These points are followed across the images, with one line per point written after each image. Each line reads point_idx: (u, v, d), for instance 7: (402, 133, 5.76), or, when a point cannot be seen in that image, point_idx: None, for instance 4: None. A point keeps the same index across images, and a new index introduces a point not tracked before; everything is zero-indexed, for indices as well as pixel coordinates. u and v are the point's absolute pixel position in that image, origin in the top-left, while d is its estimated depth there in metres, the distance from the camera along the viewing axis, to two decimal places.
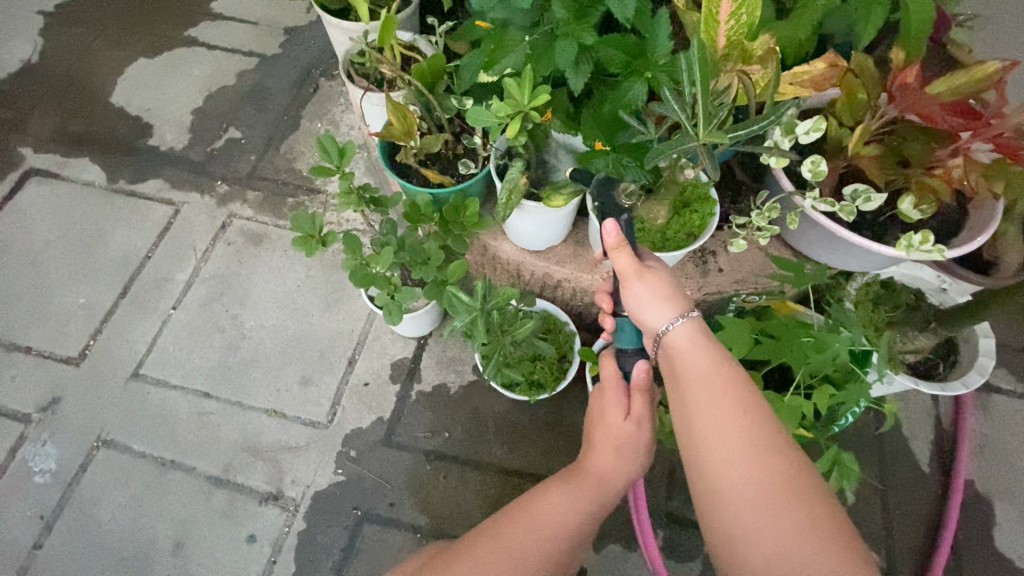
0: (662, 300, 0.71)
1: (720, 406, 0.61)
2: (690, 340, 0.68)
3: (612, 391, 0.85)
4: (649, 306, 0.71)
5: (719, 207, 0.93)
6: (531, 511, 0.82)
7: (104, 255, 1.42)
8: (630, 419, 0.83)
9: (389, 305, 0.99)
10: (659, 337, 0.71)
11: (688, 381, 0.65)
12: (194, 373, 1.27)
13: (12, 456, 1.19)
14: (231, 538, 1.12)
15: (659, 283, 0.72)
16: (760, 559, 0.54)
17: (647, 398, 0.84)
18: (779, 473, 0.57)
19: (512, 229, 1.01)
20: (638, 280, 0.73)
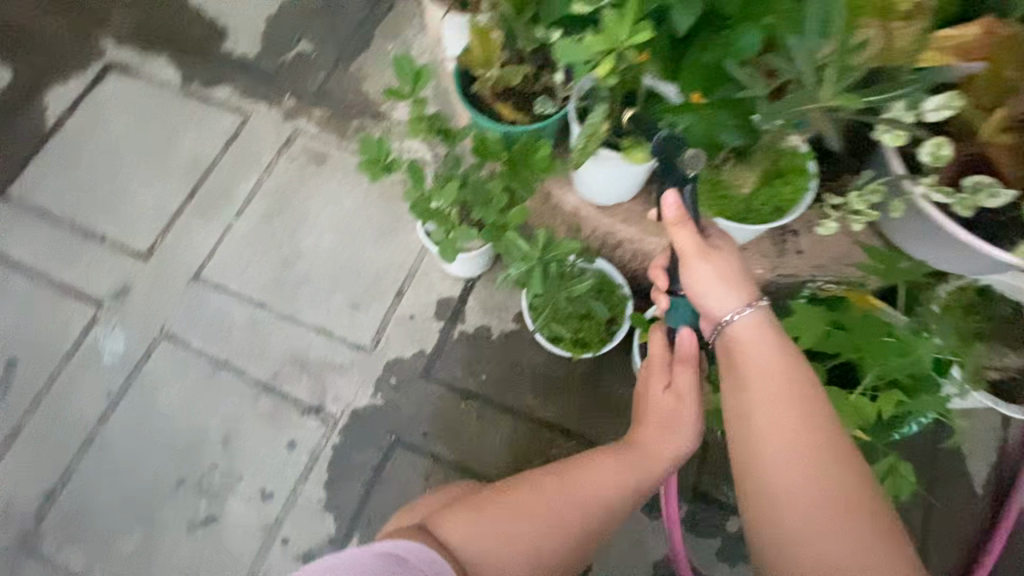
0: (727, 286, 0.67)
1: (785, 411, 0.59)
2: (757, 332, 0.64)
3: (658, 366, 0.86)
4: (712, 294, 0.67)
5: (814, 183, 0.85)
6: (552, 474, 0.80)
7: (175, 157, 1.45)
8: (675, 393, 0.82)
9: (443, 242, 0.99)
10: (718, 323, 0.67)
11: (750, 379, 0.62)
12: (250, 283, 1.32)
13: (84, 335, 1.28)
14: (275, 441, 1.18)
15: (725, 266, 0.68)
16: (817, 571, 0.54)
17: (693, 376, 0.82)
18: (843, 486, 0.56)
19: (582, 178, 0.96)
20: (700, 262, 0.68)
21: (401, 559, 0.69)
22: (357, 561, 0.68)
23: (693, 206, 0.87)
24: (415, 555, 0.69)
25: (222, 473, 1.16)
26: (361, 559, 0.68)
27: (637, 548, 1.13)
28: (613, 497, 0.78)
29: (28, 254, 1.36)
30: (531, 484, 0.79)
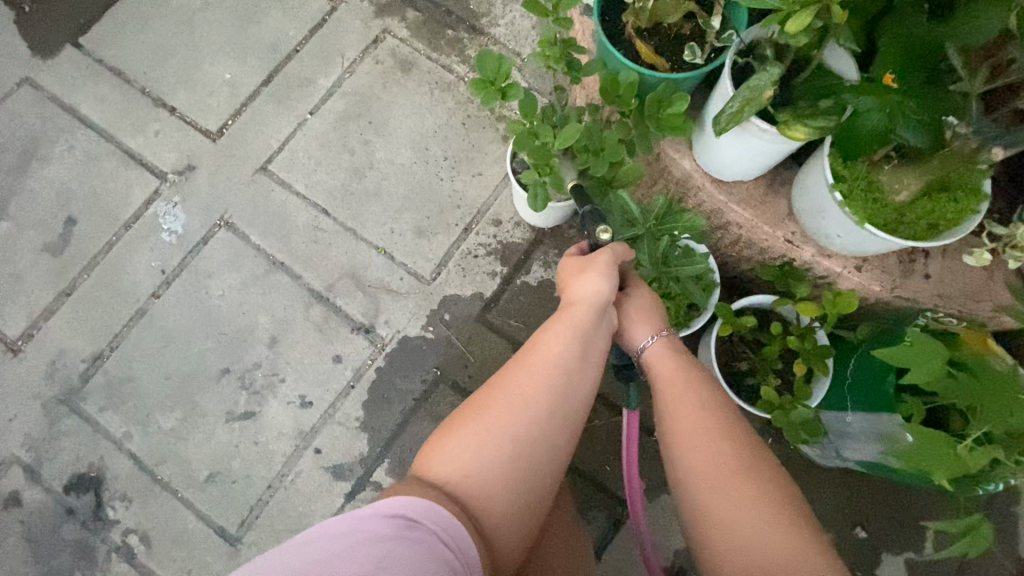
0: (643, 319, 0.81)
1: (686, 403, 0.73)
2: (662, 352, 0.79)
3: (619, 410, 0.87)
4: (630, 325, 0.81)
5: (986, 206, 0.73)
6: (502, 384, 0.71)
7: (256, 35, 1.35)
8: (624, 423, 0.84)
9: (536, 188, 0.91)
10: (600, 316, 0.77)
11: (663, 387, 0.76)
12: (317, 186, 1.26)
13: (145, 207, 1.24)
14: (320, 352, 1.16)
15: (642, 304, 0.82)
16: (731, 544, 0.63)
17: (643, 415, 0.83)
18: (737, 461, 0.67)
19: (711, 148, 0.85)
20: (625, 303, 0.83)
21: (411, 520, 0.62)
22: (364, 524, 0.61)
23: (842, 206, 0.76)
24: (426, 516, 0.62)
25: (265, 372, 1.15)
26: (367, 522, 0.61)
27: (661, 534, 1.11)
28: (567, 396, 0.72)
29: (97, 110, 1.30)
30: (491, 399, 0.70)
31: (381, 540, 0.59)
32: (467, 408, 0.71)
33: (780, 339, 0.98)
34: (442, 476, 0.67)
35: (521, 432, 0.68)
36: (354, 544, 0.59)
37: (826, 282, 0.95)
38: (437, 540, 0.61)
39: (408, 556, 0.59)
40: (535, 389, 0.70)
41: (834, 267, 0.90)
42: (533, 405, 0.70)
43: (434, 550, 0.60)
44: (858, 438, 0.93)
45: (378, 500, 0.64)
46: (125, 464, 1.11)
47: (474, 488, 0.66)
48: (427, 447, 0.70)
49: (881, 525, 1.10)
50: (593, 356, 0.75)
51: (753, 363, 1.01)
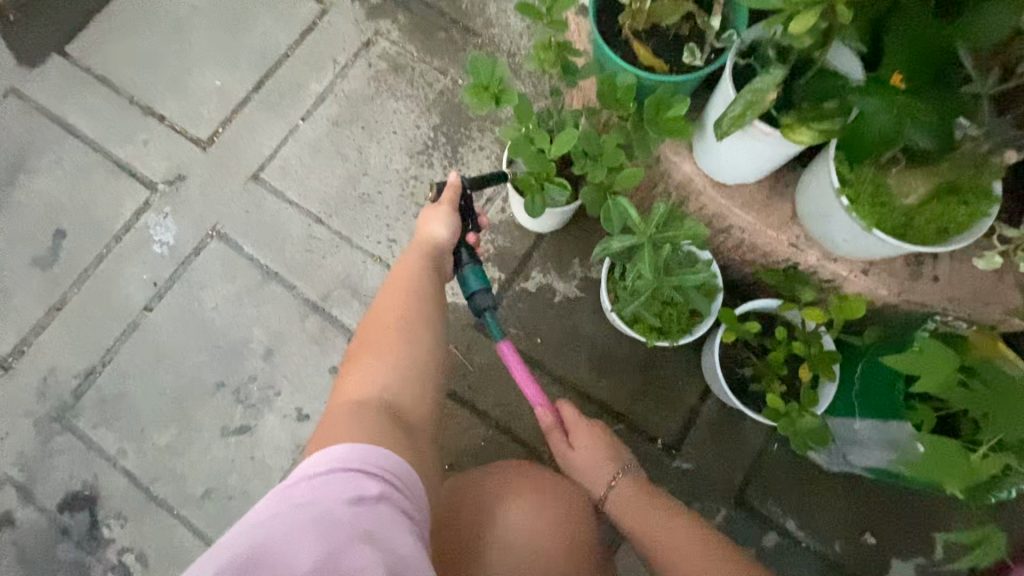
0: (603, 458, 0.96)
1: (665, 525, 0.84)
2: (636, 487, 0.92)
3: (579, 427, 1.00)
4: (596, 458, 0.96)
5: (998, 207, 0.71)
6: (380, 315, 0.83)
7: (246, 40, 1.33)
8: (577, 448, 0.98)
9: (534, 193, 0.91)
10: (433, 246, 0.91)
11: (629, 510, 0.89)
12: (310, 194, 1.23)
13: (136, 218, 1.22)
14: (315, 364, 1.14)
15: (433, 213, 0.91)
16: None
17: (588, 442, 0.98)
18: (724, 555, 0.77)
19: (712, 151, 0.83)
20: (424, 216, 0.92)
21: (363, 473, 0.62)
22: (315, 490, 0.59)
23: (849, 212, 0.74)
24: (375, 466, 0.63)
25: (260, 385, 1.13)
26: (317, 487, 0.59)
27: None
28: (432, 299, 0.86)
29: (84, 120, 1.28)
30: (379, 328, 0.82)
31: (343, 501, 0.58)
32: (361, 344, 0.81)
33: (786, 345, 0.95)
34: (357, 393, 0.75)
35: (399, 336, 0.80)
36: (309, 512, 0.57)
37: (831, 286, 0.93)
38: (393, 488, 0.63)
39: (375, 512, 0.59)
40: (407, 302, 0.84)
41: (840, 271, 0.88)
42: (411, 315, 0.83)
43: (392, 497, 0.62)
44: (867, 445, 0.91)
45: (320, 458, 0.62)
46: (119, 482, 1.09)
47: (387, 395, 0.75)
48: (337, 386, 0.77)
49: (891, 530, 1.08)
50: (434, 275, 0.90)
51: (758, 369, 0.99)
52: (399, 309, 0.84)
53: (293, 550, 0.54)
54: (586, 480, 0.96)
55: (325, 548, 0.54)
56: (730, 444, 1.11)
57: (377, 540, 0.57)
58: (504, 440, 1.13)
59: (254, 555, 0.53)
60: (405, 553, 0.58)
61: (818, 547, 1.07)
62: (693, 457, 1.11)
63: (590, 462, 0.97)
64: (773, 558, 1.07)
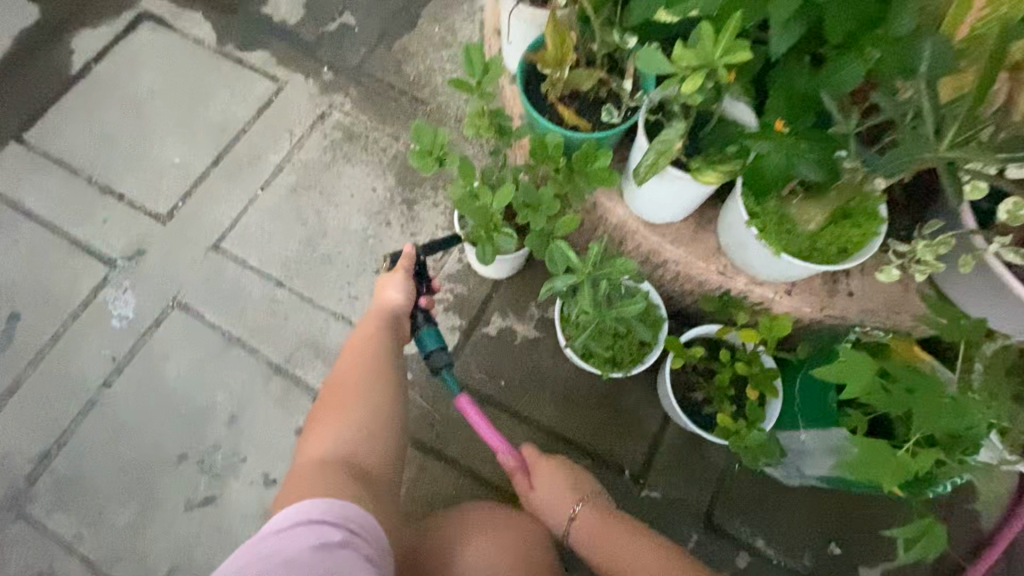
0: (564, 491, 0.96)
1: (626, 548, 0.86)
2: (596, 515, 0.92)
3: (539, 465, 0.99)
4: (556, 493, 0.96)
5: (885, 227, 0.81)
6: (343, 379, 0.89)
7: (204, 118, 1.40)
8: (537, 487, 0.97)
9: (484, 243, 0.96)
10: (390, 313, 0.94)
11: (592, 542, 0.90)
12: (271, 259, 1.27)
13: (94, 295, 1.22)
14: (281, 425, 1.14)
15: (390, 281, 0.95)
16: None
17: (549, 478, 0.97)
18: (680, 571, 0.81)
19: (639, 195, 0.92)
20: (382, 284, 0.96)
21: (326, 523, 0.67)
22: (284, 539, 0.65)
23: (760, 239, 0.82)
24: (339, 517, 0.68)
25: (225, 453, 1.12)
26: (285, 538, 0.65)
27: None
28: (392, 363, 0.90)
29: (42, 202, 1.30)
30: (340, 391, 0.87)
31: (309, 546, 0.64)
32: (325, 407, 0.86)
33: (730, 366, 1.02)
34: (318, 453, 0.79)
35: (361, 398, 0.85)
36: (276, 561, 0.62)
37: (762, 308, 1.01)
38: (355, 535, 0.68)
39: (338, 555, 0.64)
40: (369, 365, 0.89)
41: (766, 294, 0.96)
42: (370, 376, 0.88)
43: (355, 543, 0.67)
44: (814, 454, 0.96)
45: (288, 514, 0.67)
46: (76, 570, 1.04)
47: (346, 452, 0.80)
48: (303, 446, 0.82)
49: (854, 537, 1.12)
50: (394, 336, 0.94)
51: (708, 391, 1.05)
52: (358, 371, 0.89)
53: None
54: (548, 516, 0.96)
55: None
56: (693, 467, 1.15)
57: None
58: (475, 485, 1.14)
59: None
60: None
61: (789, 562, 1.10)
62: (661, 484, 1.14)
63: (553, 500, 0.95)
64: None
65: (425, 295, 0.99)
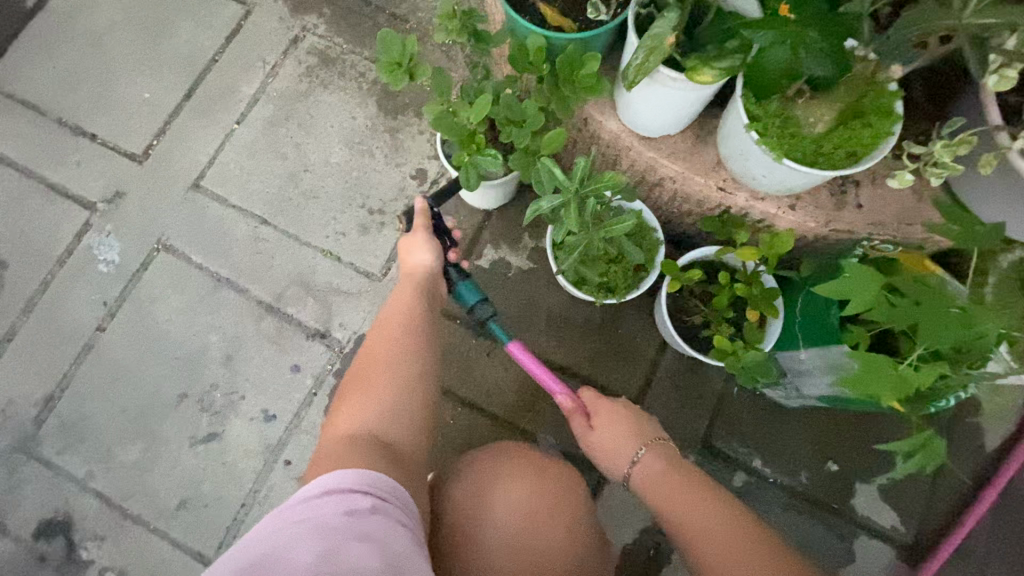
0: (627, 433, 0.89)
1: (686, 497, 0.78)
2: (660, 460, 0.84)
3: (602, 407, 0.93)
4: (618, 435, 0.89)
5: (899, 127, 0.73)
6: (371, 346, 0.84)
7: (171, 49, 1.31)
8: (597, 429, 0.91)
9: (468, 168, 0.90)
10: (420, 273, 0.94)
11: (652, 487, 0.82)
12: (254, 196, 1.23)
13: (77, 240, 1.20)
14: (277, 363, 1.14)
15: (417, 239, 0.95)
16: None
17: (610, 419, 0.91)
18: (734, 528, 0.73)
19: (630, 103, 0.85)
20: (408, 241, 0.96)
21: (356, 488, 0.64)
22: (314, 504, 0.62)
23: (759, 144, 0.75)
24: (367, 484, 0.65)
25: (224, 391, 1.13)
26: (314, 501, 0.62)
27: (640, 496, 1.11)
28: (424, 325, 0.87)
29: (13, 146, 1.25)
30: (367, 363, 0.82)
31: (339, 511, 0.61)
32: (350, 386, 0.80)
33: (728, 288, 0.98)
34: (351, 427, 0.74)
35: (395, 364, 0.80)
36: (306, 526, 0.59)
37: (765, 226, 0.96)
38: (385, 502, 0.65)
39: (370, 520, 0.61)
40: (399, 329, 0.85)
41: (768, 209, 0.91)
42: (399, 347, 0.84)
43: (386, 509, 0.64)
44: (814, 373, 0.93)
45: (318, 480, 0.65)
46: (91, 503, 1.07)
47: (375, 428, 0.74)
48: (331, 421, 0.77)
49: (851, 454, 1.12)
50: (423, 300, 0.91)
51: (706, 314, 1.02)
52: (384, 342, 0.84)
53: (291, 558, 0.56)
54: (610, 462, 0.89)
55: (322, 550, 0.56)
56: (692, 391, 1.14)
57: (375, 540, 0.59)
58: (473, 416, 1.15)
59: (259, 562, 0.56)
60: (403, 553, 0.60)
61: (784, 480, 1.12)
62: (658, 409, 1.14)
63: (611, 443, 0.89)
64: (742, 496, 1.11)
65: (451, 247, 1.01)
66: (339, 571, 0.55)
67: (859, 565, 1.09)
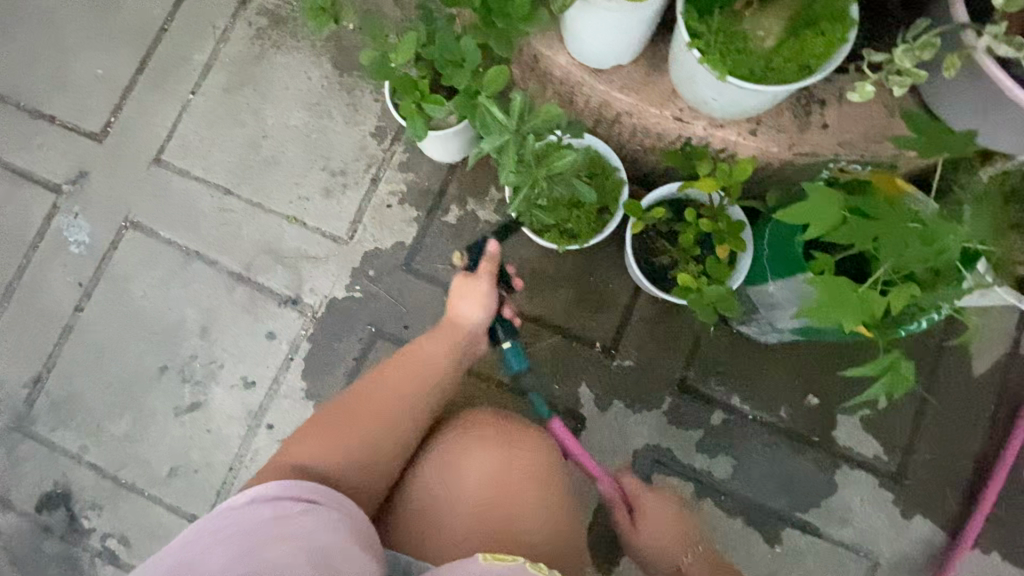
0: (672, 523, 0.90)
1: None
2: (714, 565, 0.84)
3: (647, 497, 0.94)
4: (663, 527, 0.90)
5: (854, 33, 0.68)
6: (372, 388, 0.85)
7: (119, 19, 1.27)
8: (641, 528, 0.91)
9: (412, 115, 0.88)
10: (465, 329, 0.95)
11: None
12: (215, 166, 1.21)
13: (47, 223, 1.20)
14: (252, 332, 1.15)
15: (480, 294, 0.96)
16: None
17: (661, 511, 0.91)
18: None
19: (574, 32, 0.81)
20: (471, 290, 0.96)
21: (283, 494, 0.64)
22: (236, 515, 0.61)
23: (700, 63, 0.70)
24: (296, 490, 0.65)
25: (203, 362, 1.15)
26: (237, 512, 0.61)
27: (619, 440, 1.11)
28: (434, 389, 0.88)
29: None
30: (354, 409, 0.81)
31: (265, 516, 0.61)
32: (330, 413, 0.81)
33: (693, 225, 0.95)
34: (304, 455, 0.74)
35: (386, 417, 0.81)
36: (226, 531, 0.59)
37: (728, 156, 0.92)
38: (316, 504, 0.65)
39: (299, 521, 0.61)
40: (412, 387, 0.86)
41: (728, 137, 0.86)
42: (395, 401, 0.83)
43: (318, 510, 0.64)
44: (783, 306, 0.91)
45: (243, 491, 0.64)
46: (87, 475, 1.12)
47: (330, 465, 0.74)
48: (291, 439, 0.77)
49: (832, 388, 1.11)
50: (451, 360, 0.92)
51: (673, 255, 1.00)
52: (397, 394, 0.84)
53: (207, 563, 0.56)
54: (659, 558, 0.88)
55: (239, 554, 0.56)
56: (668, 332, 1.13)
57: (302, 539, 0.59)
58: None
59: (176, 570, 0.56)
60: (331, 548, 0.60)
61: (763, 416, 1.11)
62: (634, 353, 1.13)
63: (665, 531, 0.89)
64: (721, 434, 1.11)
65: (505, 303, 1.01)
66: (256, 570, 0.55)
67: (842, 495, 1.09)
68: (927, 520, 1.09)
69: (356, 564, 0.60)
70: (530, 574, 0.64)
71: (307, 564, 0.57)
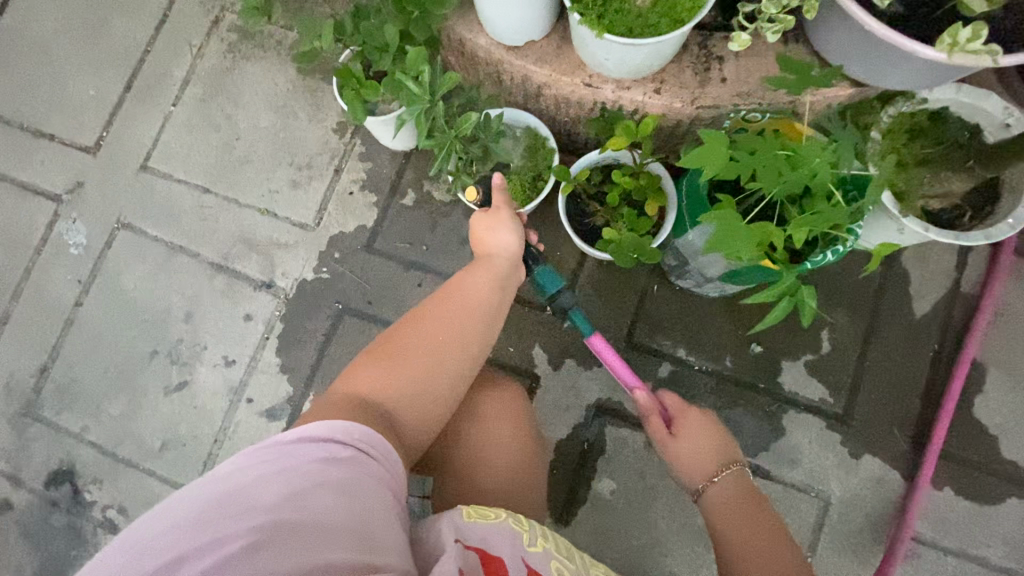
0: (709, 444, 0.88)
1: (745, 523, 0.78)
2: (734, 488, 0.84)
3: (687, 416, 0.92)
4: (695, 444, 0.89)
5: None
6: (423, 315, 0.79)
7: (108, 45, 1.41)
8: (677, 440, 0.90)
9: (350, 97, 0.98)
10: (509, 262, 0.89)
11: (731, 503, 0.82)
12: (195, 168, 1.33)
13: (50, 229, 1.34)
14: (231, 315, 1.26)
15: (507, 224, 0.92)
16: None
17: (697, 429, 0.90)
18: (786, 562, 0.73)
19: (484, 12, 0.89)
20: (499, 222, 0.92)
21: (333, 439, 0.61)
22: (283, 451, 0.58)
23: (581, 23, 0.79)
24: (347, 433, 0.62)
25: (189, 344, 1.25)
26: (282, 450, 0.58)
27: (573, 396, 1.17)
28: (485, 322, 0.81)
29: None
30: (395, 342, 0.76)
31: (310, 458, 0.58)
32: (384, 343, 0.76)
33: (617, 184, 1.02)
34: (365, 388, 0.71)
35: (438, 353, 0.75)
36: (273, 467, 0.56)
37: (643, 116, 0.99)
38: (363, 454, 0.61)
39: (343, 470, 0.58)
40: (464, 319, 0.79)
41: (635, 97, 0.94)
42: (447, 339, 0.76)
43: (363, 464, 0.61)
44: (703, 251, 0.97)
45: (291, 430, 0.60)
46: (89, 452, 1.23)
47: (388, 397, 0.71)
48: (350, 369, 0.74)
49: (775, 335, 1.16)
50: (500, 289, 0.85)
51: (603, 214, 1.07)
52: (446, 323, 0.78)
53: (253, 498, 0.53)
54: (686, 468, 0.88)
55: (288, 495, 0.54)
56: (614, 290, 1.19)
57: (348, 492, 0.56)
58: None
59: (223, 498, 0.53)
60: (371, 511, 0.57)
61: (709, 366, 1.16)
62: (583, 313, 1.19)
63: (697, 451, 0.88)
64: (670, 385, 1.16)
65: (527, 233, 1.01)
66: (300, 516, 0.53)
67: (790, 438, 1.13)
68: (877, 459, 1.12)
69: (394, 533, 0.58)
70: (512, 529, 0.64)
71: (351, 528, 0.54)
